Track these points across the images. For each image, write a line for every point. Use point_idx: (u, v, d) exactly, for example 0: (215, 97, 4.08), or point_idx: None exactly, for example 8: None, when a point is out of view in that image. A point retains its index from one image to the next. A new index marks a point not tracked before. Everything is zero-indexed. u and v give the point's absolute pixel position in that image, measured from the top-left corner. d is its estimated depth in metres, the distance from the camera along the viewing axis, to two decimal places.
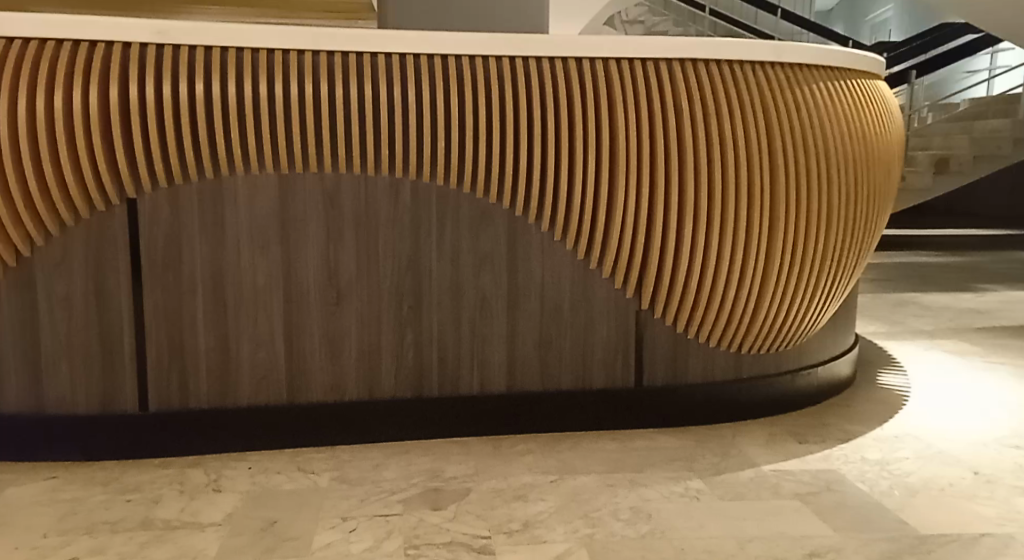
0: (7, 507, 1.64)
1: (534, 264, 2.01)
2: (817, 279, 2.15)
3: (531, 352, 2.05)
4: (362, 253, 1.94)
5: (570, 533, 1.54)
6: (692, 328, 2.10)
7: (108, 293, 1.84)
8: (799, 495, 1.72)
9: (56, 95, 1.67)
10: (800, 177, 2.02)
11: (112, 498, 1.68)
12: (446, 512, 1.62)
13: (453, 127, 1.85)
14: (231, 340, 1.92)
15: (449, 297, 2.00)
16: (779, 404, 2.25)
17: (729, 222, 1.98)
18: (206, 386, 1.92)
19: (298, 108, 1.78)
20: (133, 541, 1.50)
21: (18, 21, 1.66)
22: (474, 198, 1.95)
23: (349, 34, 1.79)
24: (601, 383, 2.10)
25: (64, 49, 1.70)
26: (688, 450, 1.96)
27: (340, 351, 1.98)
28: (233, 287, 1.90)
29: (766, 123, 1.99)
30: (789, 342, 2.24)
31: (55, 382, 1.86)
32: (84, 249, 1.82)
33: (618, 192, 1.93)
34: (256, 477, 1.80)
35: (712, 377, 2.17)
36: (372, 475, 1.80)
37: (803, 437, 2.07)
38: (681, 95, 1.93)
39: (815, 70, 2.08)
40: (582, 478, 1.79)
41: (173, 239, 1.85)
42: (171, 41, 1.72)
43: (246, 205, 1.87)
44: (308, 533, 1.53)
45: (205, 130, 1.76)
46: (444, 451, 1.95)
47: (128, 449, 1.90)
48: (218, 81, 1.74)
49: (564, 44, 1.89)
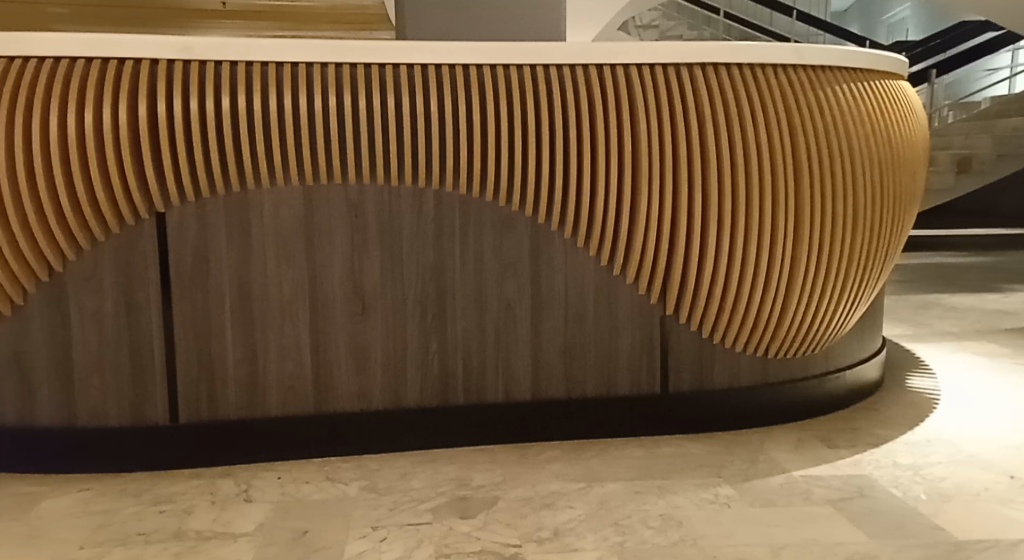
0: (42, 520, 1.66)
1: (557, 271, 2.02)
2: (844, 281, 2.13)
3: (556, 359, 2.06)
4: (387, 263, 1.95)
5: (601, 541, 1.54)
6: (718, 333, 2.09)
7: (138, 306, 1.87)
8: (831, 501, 1.70)
9: (86, 113, 1.70)
10: (824, 180, 2.01)
11: (145, 510, 1.70)
12: (476, 520, 1.62)
13: (475, 136, 1.85)
14: (258, 351, 1.94)
15: (473, 305, 2.00)
16: (807, 408, 2.23)
17: (753, 227, 1.97)
18: (235, 397, 1.94)
19: (322, 119, 1.80)
20: (167, 552, 1.52)
21: (48, 42, 1.70)
22: (497, 206, 1.96)
23: (371, 47, 1.79)
24: (626, 390, 2.09)
25: (93, 67, 1.72)
26: (716, 457, 1.95)
27: (366, 360, 1.99)
28: (260, 299, 1.92)
29: (789, 126, 1.98)
30: (816, 346, 2.22)
31: (87, 395, 1.88)
32: (114, 263, 1.84)
33: (640, 198, 1.92)
34: (286, 487, 1.81)
35: (739, 382, 2.15)
36: (400, 485, 1.81)
37: (832, 442, 2.05)
38: (702, 100, 1.92)
39: (837, 71, 2.07)
40: (609, 485, 1.79)
41: (201, 252, 1.87)
42: (195, 57, 1.75)
43: (272, 217, 1.89)
44: (339, 543, 1.54)
45: (231, 144, 1.78)
46: (471, 460, 1.96)
47: (158, 460, 1.92)
48: (243, 96, 1.75)
49: (585, 52, 1.89)
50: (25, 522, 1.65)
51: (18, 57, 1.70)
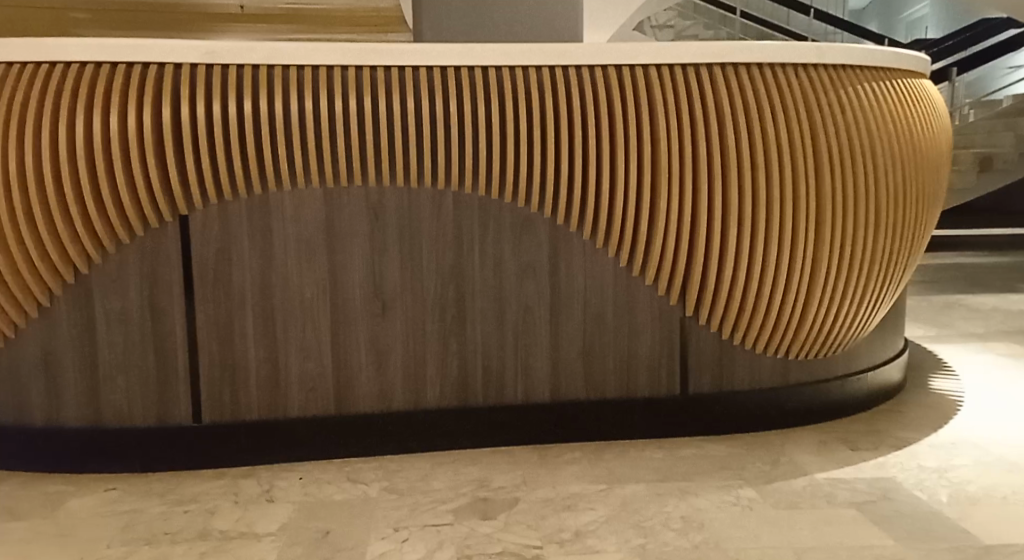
0: (70, 519, 1.68)
1: (576, 272, 2.02)
2: (867, 282, 2.11)
3: (575, 361, 2.06)
4: (407, 265, 1.96)
5: (623, 543, 1.54)
6: (738, 334, 2.08)
7: (162, 308, 1.89)
8: (855, 503, 1.69)
9: (111, 117, 1.72)
10: (846, 179, 2.00)
11: (171, 509, 1.72)
12: (497, 521, 1.63)
13: (495, 138, 1.85)
14: (280, 353, 1.95)
15: (492, 307, 2.01)
16: (829, 410, 2.22)
17: (775, 226, 1.96)
18: (258, 398, 1.95)
19: (343, 121, 1.81)
20: (193, 551, 1.53)
21: (74, 47, 1.72)
22: (516, 207, 1.96)
23: (391, 50, 1.80)
24: (646, 391, 2.09)
25: (118, 72, 1.75)
26: (737, 459, 1.94)
27: (387, 362, 2.00)
28: (281, 301, 1.93)
29: (810, 126, 1.97)
30: (838, 348, 2.20)
31: (113, 396, 1.90)
32: (139, 266, 1.86)
33: (660, 199, 1.92)
34: (308, 487, 1.82)
35: (760, 383, 2.14)
36: (421, 486, 1.81)
37: (855, 445, 2.04)
38: (723, 100, 1.92)
39: (860, 70, 2.05)
40: (630, 487, 1.78)
41: (224, 254, 1.89)
42: (218, 61, 1.77)
43: (293, 220, 1.90)
44: (362, 543, 1.55)
45: (253, 147, 1.80)
46: (491, 461, 1.96)
47: (182, 460, 1.93)
48: (265, 99, 1.77)
49: (605, 53, 1.89)
50: (53, 521, 1.67)
51: (45, 62, 1.73)
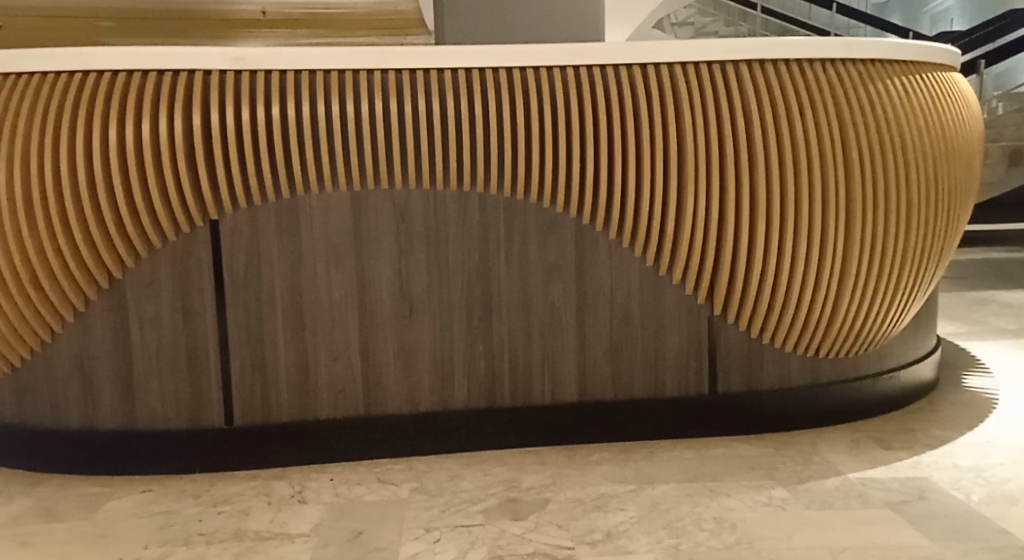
0: (107, 520, 1.71)
1: (602, 272, 2.02)
2: (898, 279, 2.08)
3: (602, 362, 2.05)
4: (433, 267, 1.97)
5: (654, 543, 1.53)
6: (767, 333, 2.06)
7: (194, 311, 1.91)
8: (891, 503, 1.67)
9: (144, 124, 1.75)
10: (876, 175, 1.97)
11: (205, 510, 1.74)
12: (527, 522, 1.63)
13: (521, 139, 1.85)
14: (309, 355, 1.97)
15: (519, 308, 2.01)
16: (861, 408, 2.19)
17: (804, 223, 1.94)
18: (288, 401, 1.97)
19: (370, 124, 1.82)
20: (228, 552, 1.55)
21: (106, 56, 1.75)
22: (542, 208, 1.97)
23: (416, 53, 1.81)
24: (674, 391, 2.08)
25: (149, 80, 1.77)
26: (768, 458, 1.93)
27: (414, 363, 2.01)
28: (310, 303, 1.95)
29: (839, 122, 1.95)
30: (869, 346, 2.17)
31: (147, 398, 1.93)
32: (171, 270, 1.89)
33: (687, 198, 1.91)
34: (339, 488, 1.84)
35: (789, 382, 2.12)
36: (451, 486, 1.82)
37: (888, 444, 2.01)
38: (750, 97, 1.90)
39: (889, 64, 2.03)
40: (660, 487, 1.78)
41: (253, 258, 1.91)
42: (247, 67, 1.79)
43: (321, 223, 1.92)
44: (393, 544, 1.56)
45: (281, 152, 1.81)
46: (520, 461, 1.96)
47: (215, 462, 1.96)
48: (293, 103, 1.78)
49: (630, 52, 1.88)
50: (92, 522, 1.70)
51: (78, 71, 1.76)
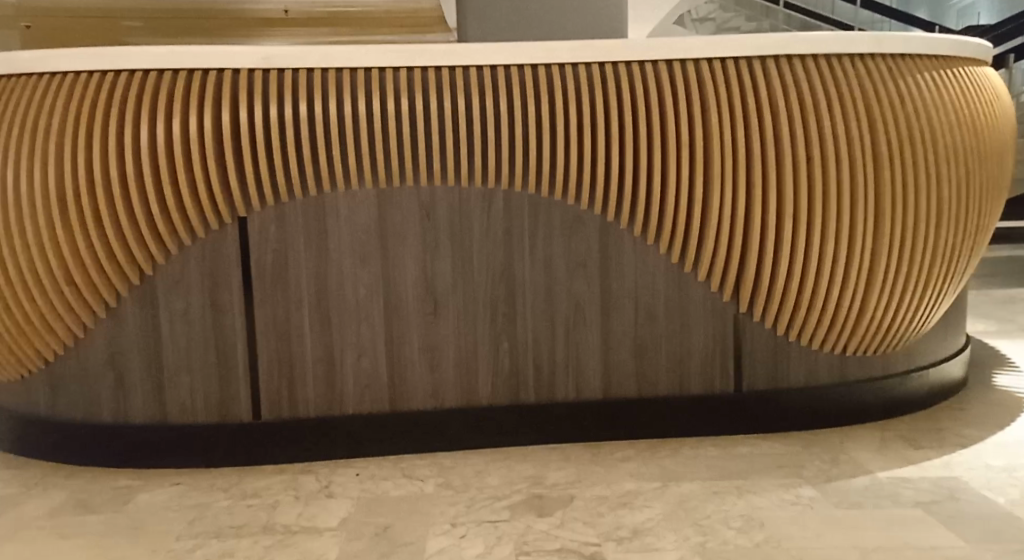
0: (140, 513, 1.73)
1: (627, 269, 2.02)
2: (928, 276, 2.06)
3: (627, 359, 2.05)
4: (458, 264, 1.98)
5: (682, 541, 1.53)
6: (794, 330, 2.05)
7: (223, 307, 1.93)
8: (921, 503, 1.66)
9: (174, 122, 1.77)
10: (906, 171, 1.95)
11: (235, 504, 1.76)
12: (553, 518, 1.63)
13: (547, 136, 1.85)
14: (336, 351, 1.98)
15: (543, 305, 2.01)
16: (889, 408, 2.17)
17: (832, 220, 1.92)
18: (315, 396, 1.99)
19: (396, 122, 1.83)
20: (258, 545, 1.57)
21: (137, 56, 1.77)
22: (566, 205, 1.97)
23: (442, 50, 1.82)
24: (699, 389, 2.07)
25: (179, 79, 1.79)
26: (795, 457, 1.91)
27: (439, 360, 2.01)
28: (337, 300, 1.96)
29: (869, 117, 1.93)
30: (897, 344, 2.15)
31: (178, 393, 1.95)
32: (200, 267, 1.91)
33: (713, 194, 1.90)
34: (365, 483, 1.85)
35: (816, 379, 2.11)
36: (476, 482, 1.83)
37: (918, 443, 1.99)
38: (777, 93, 1.89)
39: (919, 59, 2.00)
40: (686, 485, 1.77)
41: (281, 255, 1.93)
42: (275, 66, 1.80)
43: (348, 220, 1.93)
44: (421, 539, 1.57)
45: (308, 149, 1.83)
46: (544, 458, 1.96)
47: (242, 456, 1.98)
48: (320, 101, 1.80)
49: (656, 48, 1.87)
50: (125, 515, 1.73)
51: (110, 71, 1.79)
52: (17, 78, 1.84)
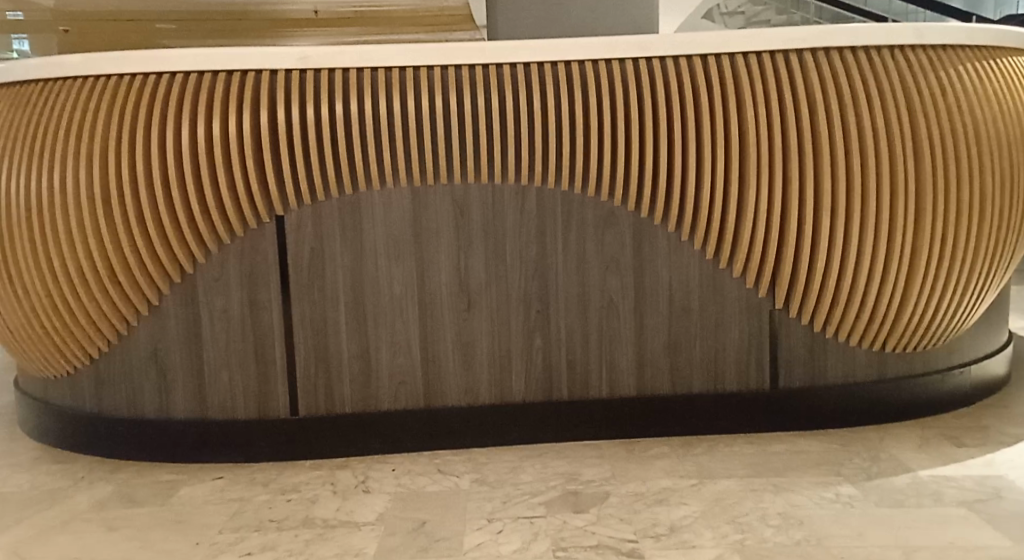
0: (183, 506, 1.77)
1: (661, 266, 2.00)
2: (971, 271, 2.02)
3: (661, 355, 2.04)
4: (491, 261, 1.99)
5: (720, 538, 1.52)
6: (831, 327, 2.02)
7: (261, 305, 1.96)
8: (965, 502, 1.63)
9: (213, 123, 1.80)
10: (948, 164, 1.91)
11: (275, 498, 1.78)
12: (590, 514, 1.63)
13: (580, 132, 1.85)
14: (371, 348, 2.00)
15: (577, 301, 2.01)
16: (929, 405, 2.13)
17: (870, 214, 1.89)
18: (351, 392, 2.01)
19: (430, 120, 1.84)
20: (299, 539, 1.59)
21: (177, 58, 1.81)
22: (600, 201, 1.97)
23: (476, 48, 1.83)
24: (734, 386, 2.06)
25: (218, 80, 1.82)
26: (834, 455, 1.89)
27: (473, 356, 2.02)
28: (372, 297, 1.98)
29: (909, 110, 1.90)
30: (938, 340, 2.11)
31: (217, 389, 1.99)
32: (239, 265, 1.94)
33: (748, 189, 1.88)
34: (402, 479, 1.87)
35: (854, 376, 2.08)
36: (511, 478, 1.83)
37: (960, 441, 1.95)
38: (814, 87, 1.86)
39: (961, 50, 1.97)
40: (723, 482, 1.76)
41: (317, 253, 1.95)
42: (311, 66, 1.82)
43: (383, 218, 1.95)
44: (458, 534, 1.58)
45: (344, 148, 1.84)
46: (579, 454, 1.96)
47: (280, 451, 2.00)
48: (356, 100, 1.81)
49: (690, 43, 1.85)
50: (168, 508, 1.76)
51: (151, 73, 1.82)
52: (62, 81, 1.88)
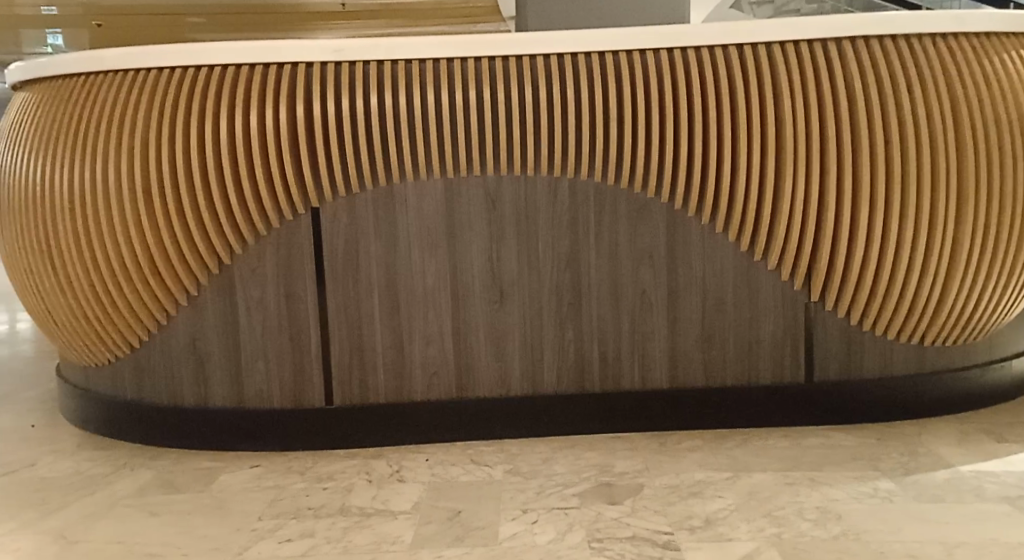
0: (222, 493, 1.80)
1: (695, 258, 1.99)
2: (1015, 262, 1.97)
3: (694, 347, 2.03)
4: (523, 253, 1.98)
5: (756, 531, 1.51)
6: (868, 320, 2.00)
7: (296, 295, 1.98)
8: (1008, 498, 1.60)
9: (251, 115, 1.83)
10: (991, 154, 1.88)
11: (311, 486, 1.81)
12: (624, 506, 1.63)
13: (612, 122, 1.85)
14: (405, 339, 2.01)
15: (609, 293, 2.01)
16: (967, 400, 2.10)
17: (910, 204, 1.86)
18: (384, 382, 2.03)
19: (463, 111, 1.86)
20: (336, 526, 1.61)
21: (215, 52, 1.84)
22: (633, 193, 1.96)
23: (509, 40, 1.83)
24: (768, 379, 2.04)
25: (256, 73, 1.86)
26: (870, 449, 1.87)
27: (505, 347, 2.03)
28: (405, 288, 1.99)
29: (951, 99, 1.86)
30: (978, 333, 2.07)
31: (254, 379, 2.01)
32: (275, 255, 1.96)
33: (784, 180, 1.86)
34: (435, 469, 1.88)
35: (891, 371, 2.05)
36: (544, 469, 1.84)
37: (1001, 437, 1.92)
38: (851, 75, 1.84)
39: (1005, 39, 1.93)
40: (758, 475, 1.75)
41: (352, 244, 1.96)
42: (346, 59, 1.86)
43: (416, 210, 1.96)
44: (493, 524, 1.59)
45: (378, 140, 1.86)
46: (611, 446, 1.96)
47: (315, 441, 2.03)
48: (390, 92, 1.84)
49: (725, 33, 1.84)
50: (209, 494, 1.79)
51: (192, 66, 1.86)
52: (104, 75, 1.92)
